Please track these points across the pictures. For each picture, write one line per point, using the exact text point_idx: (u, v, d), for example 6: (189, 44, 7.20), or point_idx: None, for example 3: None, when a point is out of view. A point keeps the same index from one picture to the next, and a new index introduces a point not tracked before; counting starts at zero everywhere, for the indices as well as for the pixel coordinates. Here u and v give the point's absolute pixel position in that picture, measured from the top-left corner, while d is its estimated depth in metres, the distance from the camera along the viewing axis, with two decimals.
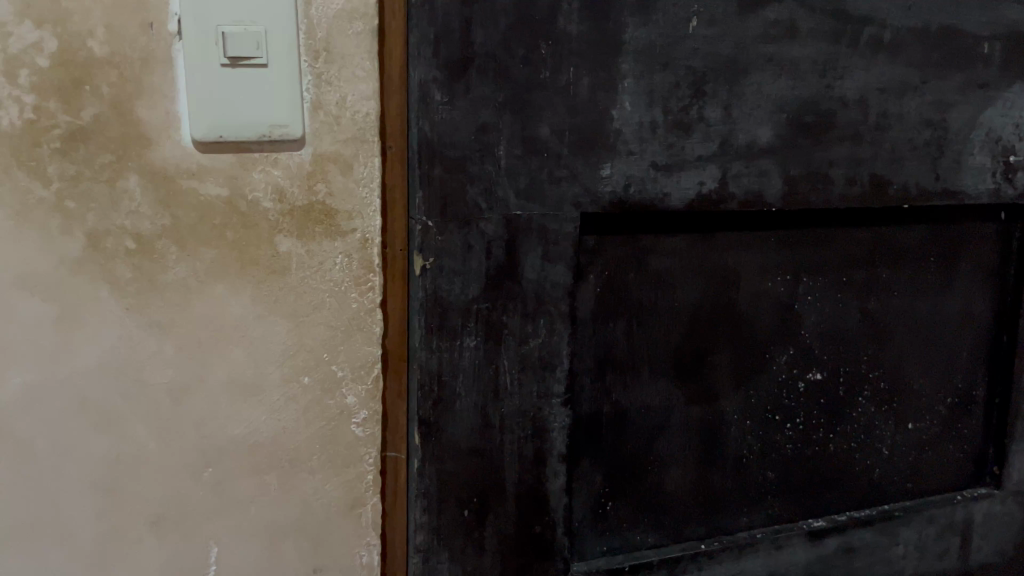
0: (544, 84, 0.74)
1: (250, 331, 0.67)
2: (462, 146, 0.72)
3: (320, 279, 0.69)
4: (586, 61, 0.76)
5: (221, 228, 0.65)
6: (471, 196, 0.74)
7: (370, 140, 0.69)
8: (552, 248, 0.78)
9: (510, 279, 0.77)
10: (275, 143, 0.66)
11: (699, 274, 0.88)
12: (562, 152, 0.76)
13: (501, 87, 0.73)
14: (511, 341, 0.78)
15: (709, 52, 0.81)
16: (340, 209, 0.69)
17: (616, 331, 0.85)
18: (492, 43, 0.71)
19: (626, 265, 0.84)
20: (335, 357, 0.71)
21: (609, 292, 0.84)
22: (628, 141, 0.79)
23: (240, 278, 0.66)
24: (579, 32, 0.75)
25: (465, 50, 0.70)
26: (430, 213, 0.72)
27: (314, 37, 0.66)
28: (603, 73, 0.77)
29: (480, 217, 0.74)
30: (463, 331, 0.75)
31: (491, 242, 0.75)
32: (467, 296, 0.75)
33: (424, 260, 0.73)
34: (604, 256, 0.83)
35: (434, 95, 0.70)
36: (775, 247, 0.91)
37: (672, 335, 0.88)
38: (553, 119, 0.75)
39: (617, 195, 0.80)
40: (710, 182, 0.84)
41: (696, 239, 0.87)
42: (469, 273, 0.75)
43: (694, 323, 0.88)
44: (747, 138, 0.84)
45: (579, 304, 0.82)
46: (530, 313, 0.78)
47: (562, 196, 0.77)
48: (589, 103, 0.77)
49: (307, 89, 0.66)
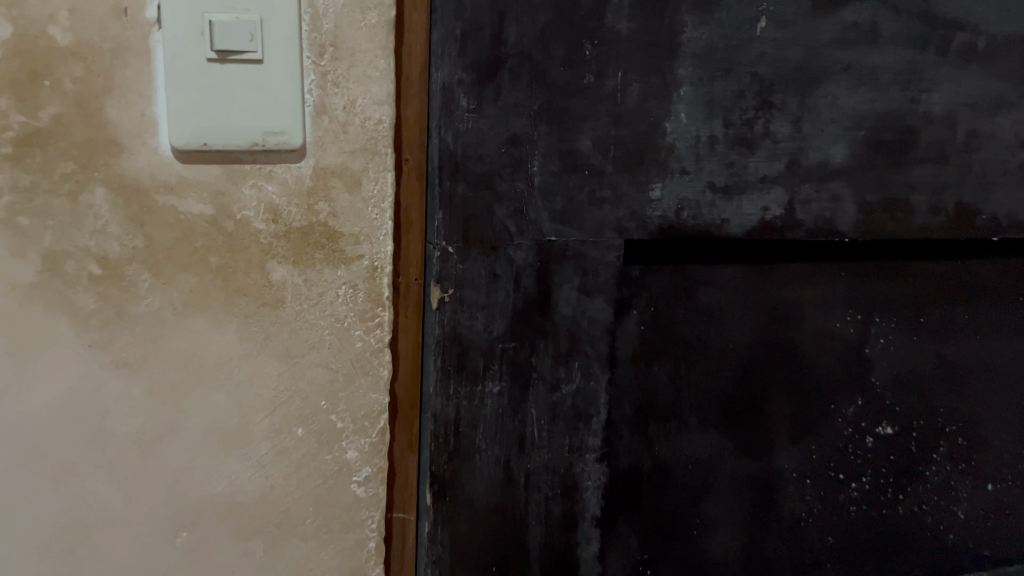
0: (586, 89, 0.65)
1: (235, 372, 0.57)
2: (489, 160, 0.63)
3: (319, 314, 0.58)
4: (636, 64, 0.66)
5: (203, 251, 0.55)
6: (499, 218, 0.64)
7: (383, 152, 0.59)
8: (590, 279, 0.68)
9: (541, 314, 0.67)
10: (269, 153, 0.56)
11: (759, 311, 0.76)
12: (606, 170, 0.66)
13: (536, 93, 0.63)
14: (541, 386, 0.67)
15: (777, 57, 0.70)
16: (345, 233, 0.58)
17: (660, 373, 0.73)
18: (529, 42, 0.62)
19: (674, 298, 0.72)
20: (335, 406, 0.60)
21: (654, 330, 0.72)
22: (683, 158, 0.69)
23: (224, 310, 0.56)
24: (630, 31, 0.65)
25: (496, 49, 0.61)
26: (451, 237, 0.63)
27: (319, 29, 0.55)
28: (654, 79, 0.67)
29: (508, 242, 0.64)
30: (485, 374, 0.65)
31: (520, 271, 0.65)
32: (491, 334, 0.65)
33: (443, 292, 0.63)
34: (649, 287, 0.71)
35: (460, 101, 0.61)
36: (844, 281, 0.79)
37: (726, 382, 0.76)
38: (596, 130, 0.66)
39: (668, 220, 0.69)
40: (775, 208, 0.73)
41: (756, 270, 0.75)
42: (494, 307, 0.65)
43: (751, 369, 0.77)
44: (820, 157, 0.73)
45: (619, 344, 0.70)
46: (563, 354, 0.68)
47: (603, 220, 0.67)
48: (637, 114, 0.67)
49: (311, 90, 0.56)
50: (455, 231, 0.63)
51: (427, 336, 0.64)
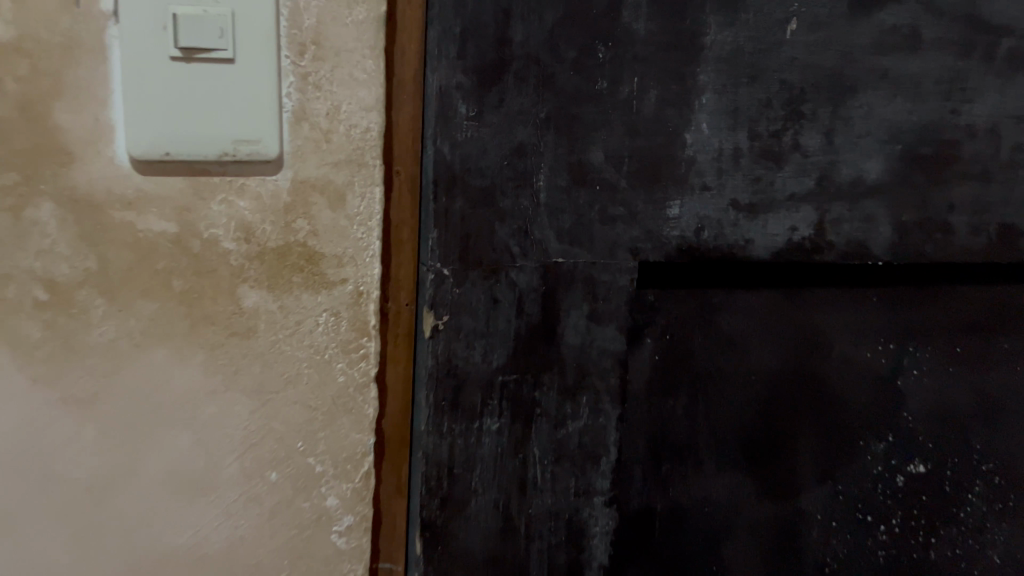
0: (598, 96, 0.58)
1: (201, 411, 0.51)
2: (491, 173, 0.56)
3: (296, 344, 0.52)
4: (654, 69, 0.59)
5: (165, 274, 0.49)
6: (500, 237, 0.57)
7: (370, 164, 0.52)
8: (601, 305, 0.61)
9: (545, 343, 0.60)
10: (241, 164, 0.49)
11: (784, 339, 0.69)
12: (619, 185, 0.60)
13: (544, 99, 0.57)
14: (545, 423, 0.61)
15: (809, 63, 0.63)
16: (326, 254, 0.52)
17: (676, 406, 0.67)
18: (536, 42, 0.56)
19: (692, 326, 0.66)
20: (314, 447, 0.54)
21: (670, 360, 0.66)
22: (704, 172, 0.62)
23: (188, 341, 0.50)
24: (648, 32, 0.58)
25: (500, 49, 0.55)
26: (447, 259, 0.56)
27: (299, 26, 0.49)
28: (674, 86, 0.60)
29: (510, 264, 0.58)
30: (482, 410, 0.59)
31: (524, 296, 0.59)
32: (490, 365, 0.59)
33: (437, 320, 0.57)
34: (664, 314, 0.65)
35: (458, 107, 0.55)
36: (877, 307, 0.72)
37: (746, 416, 0.70)
38: (608, 142, 0.59)
39: (686, 240, 0.63)
40: (803, 228, 0.66)
41: (782, 297, 0.69)
42: (494, 336, 0.58)
43: (773, 402, 0.70)
44: (853, 173, 0.67)
45: (631, 376, 0.65)
46: (569, 388, 0.61)
47: (615, 240, 0.61)
48: (654, 124, 0.60)
49: (289, 93, 0.50)
50: (452, 252, 0.56)
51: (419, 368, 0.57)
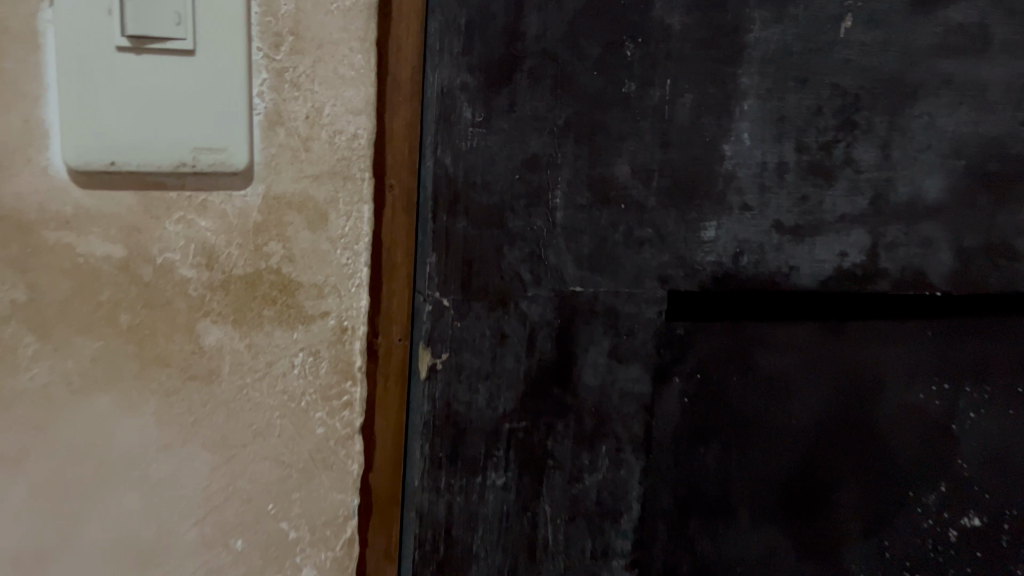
0: (625, 100, 0.51)
1: (153, 468, 0.43)
2: (499, 190, 0.49)
3: (268, 390, 0.44)
4: (690, 70, 0.51)
5: (110, 306, 0.41)
6: (509, 263, 0.50)
7: (357, 177, 0.44)
8: (624, 341, 0.54)
9: (560, 386, 0.53)
10: (202, 177, 0.41)
11: (826, 379, 0.61)
12: (648, 203, 0.52)
13: (562, 103, 0.50)
14: (558, 475, 0.54)
15: (864, 66, 0.55)
16: (304, 283, 0.44)
17: (707, 456, 0.59)
18: (554, 36, 0.49)
19: (727, 365, 0.59)
20: (287, 510, 0.46)
21: (705, 404, 0.58)
22: (744, 189, 0.54)
23: (138, 386, 0.42)
24: (683, 28, 0.51)
25: (510, 45, 0.48)
26: (447, 288, 0.49)
27: (275, 12, 0.41)
28: (711, 90, 0.52)
29: (521, 293, 0.51)
30: (485, 463, 0.52)
31: (535, 331, 0.51)
32: (496, 412, 0.51)
33: (435, 357, 0.50)
34: (697, 350, 0.58)
35: (462, 110, 0.48)
36: (928, 340, 0.63)
37: (784, 463, 0.61)
38: (636, 154, 0.52)
39: (722, 266, 0.55)
40: (854, 254, 0.57)
41: (825, 332, 0.60)
42: (501, 377, 0.51)
43: (815, 448, 0.61)
44: (910, 191, 0.57)
45: (657, 421, 0.57)
46: (586, 436, 0.54)
47: (642, 266, 0.53)
48: (689, 133, 0.52)
49: (261, 92, 0.42)
50: (453, 280, 0.49)
51: (413, 411, 0.50)
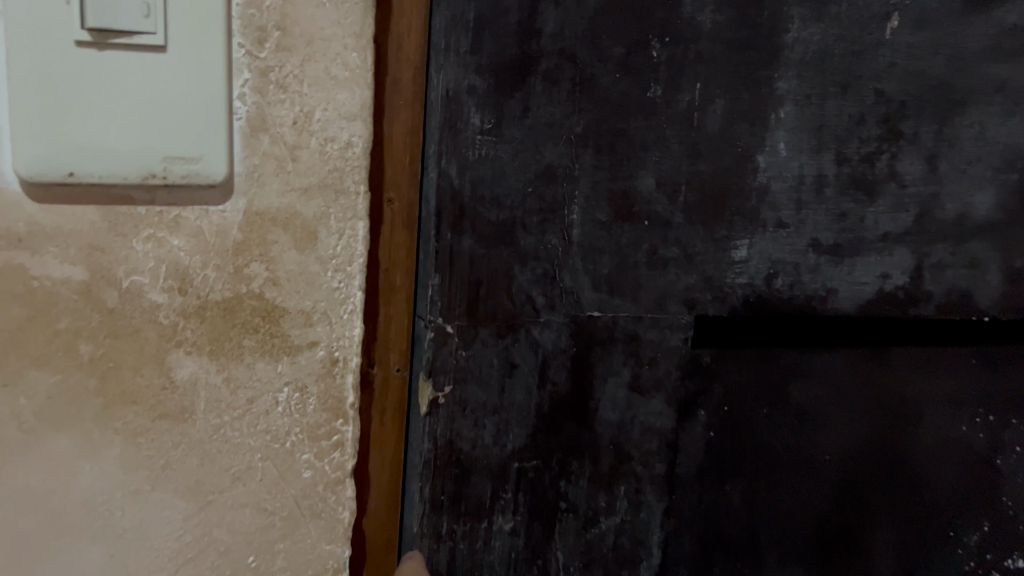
0: (649, 105, 0.47)
1: (118, 517, 0.38)
2: (509, 203, 0.48)
3: (249, 429, 0.39)
4: (721, 72, 0.47)
5: (68, 336, 0.36)
6: (522, 284, 0.49)
7: (351, 191, 0.40)
8: (645, 371, 0.51)
9: (576, 422, 0.51)
10: (175, 190, 0.36)
11: (864, 411, 0.52)
12: (673, 220, 0.49)
13: (581, 109, 0.47)
14: (572, 518, 0.52)
15: (911, 70, 0.47)
16: (290, 309, 0.39)
17: (731, 497, 0.52)
18: (573, 34, 0.46)
19: (754, 397, 0.52)
20: (270, 563, 0.41)
21: (726, 438, 0.52)
22: (779, 205, 0.49)
23: (101, 426, 0.37)
24: (714, 25, 0.46)
25: (526, 43, 0.46)
26: (450, 313, 0.50)
27: (259, 3, 0.36)
28: (745, 95, 0.47)
29: (532, 317, 0.50)
30: (492, 503, 0.52)
31: (548, 360, 0.50)
32: (503, 450, 0.51)
33: (436, 392, 0.50)
34: (721, 381, 0.51)
35: (469, 118, 0.47)
36: (984, 367, 0.52)
37: (810, 509, 0.53)
38: (661, 163, 0.48)
39: (754, 291, 0.49)
40: (895, 275, 0.50)
41: (864, 357, 0.51)
42: (510, 413, 0.51)
43: (847, 493, 0.53)
44: (959, 210, 0.49)
45: (681, 458, 0.52)
46: (604, 477, 0.52)
47: (666, 289, 0.49)
48: (720, 143, 0.48)
49: (243, 94, 0.37)
50: (458, 303, 0.50)
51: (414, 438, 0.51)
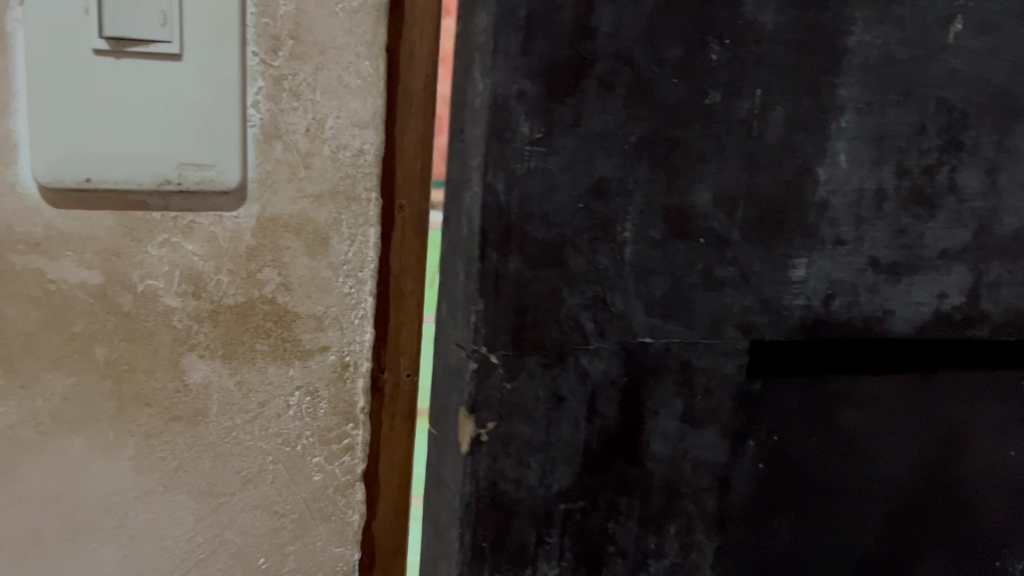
0: (710, 114, 0.44)
1: (131, 519, 0.38)
2: (558, 221, 0.42)
3: (260, 432, 0.40)
4: (782, 77, 0.45)
5: (84, 339, 0.37)
6: (569, 307, 0.43)
7: (362, 198, 0.40)
8: (699, 402, 0.48)
9: (625, 459, 0.47)
10: (188, 196, 0.37)
11: (919, 431, 0.58)
12: (731, 237, 0.46)
13: (635, 116, 0.42)
14: (620, 563, 0.48)
15: (971, 75, 0.50)
16: (301, 314, 0.40)
17: (781, 528, 0.55)
18: (630, 35, 0.41)
19: (808, 420, 0.54)
20: (280, 565, 0.41)
21: (779, 468, 0.54)
22: (838, 222, 0.49)
23: (115, 427, 0.38)
24: (776, 27, 0.44)
25: (579, 42, 0.40)
26: (495, 340, 0.42)
27: (273, 13, 0.37)
28: (806, 101, 0.46)
29: (582, 345, 0.44)
30: (537, 552, 0.46)
31: (598, 391, 0.45)
32: (550, 490, 0.45)
33: (480, 429, 0.43)
34: (775, 410, 0.53)
35: (519, 123, 0.40)
36: (1002, 393, 0.60)
37: (863, 533, 0.58)
38: (719, 178, 0.45)
39: (813, 312, 0.49)
40: (953, 295, 0.53)
41: (913, 381, 0.57)
42: (556, 449, 0.45)
43: (897, 514, 0.58)
44: (1014, 224, 0.54)
45: (733, 489, 0.52)
46: (653, 518, 0.48)
47: (722, 312, 0.47)
48: (780, 153, 0.46)
49: (256, 102, 0.37)
50: (503, 331, 0.42)
51: (447, 480, 0.45)
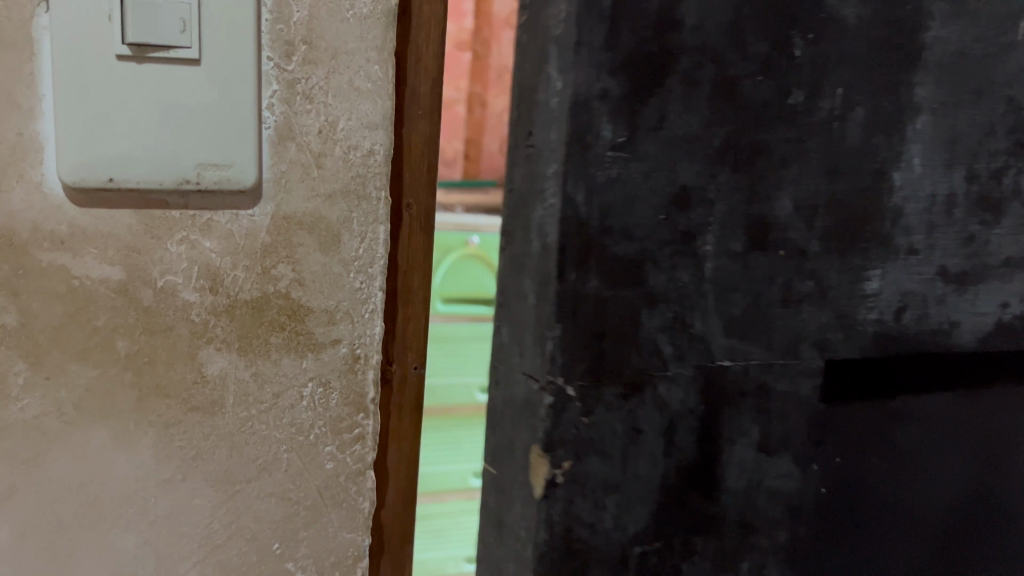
0: (799, 115, 0.40)
1: (151, 506, 0.40)
2: (640, 234, 0.38)
3: (274, 422, 0.41)
4: (863, 76, 0.42)
5: (107, 333, 0.38)
6: (649, 328, 0.39)
7: (372, 197, 0.42)
8: (773, 430, 0.45)
9: (700, 493, 0.43)
10: (206, 196, 0.38)
11: (963, 443, 0.53)
12: (810, 249, 0.42)
13: (720, 114, 0.38)
14: None
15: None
16: (314, 308, 0.41)
17: (837, 565, 0.49)
18: (715, 28, 0.37)
19: (869, 445, 0.49)
20: (294, 550, 0.43)
21: (836, 498, 0.48)
22: (912, 230, 0.45)
23: (135, 418, 0.39)
24: (859, 20, 0.41)
25: (664, 37, 0.36)
26: (572, 371, 0.38)
27: (287, 19, 0.38)
28: (886, 102, 0.42)
29: (661, 372, 0.40)
30: None
31: (677, 421, 0.41)
32: (625, 533, 0.41)
33: (555, 471, 0.39)
34: (833, 433, 0.47)
35: (602, 127, 0.36)
36: None
37: (912, 561, 0.53)
38: (799, 182, 0.41)
39: (884, 325, 0.46)
40: (1015, 304, 0.50)
41: (960, 394, 0.52)
42: (631, 486, 0.41)
43: (946, 536, 0.54)
44: None
45: (788, 526, 0.47)
46: (727, 557, 0.45)
47: (800, 331, 0.43)
48: (860, 157, 0.42)
49: (271, 105, 0.39)
50: (580, 360, 0.38)
51: (515, 528, 0.41)
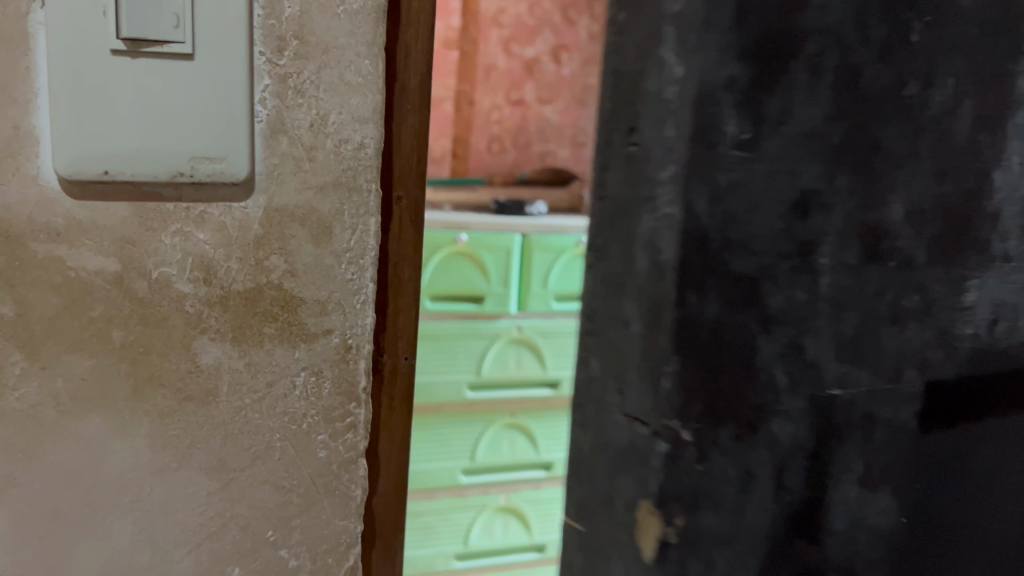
0: (907, 108, 0.36)
1: (146, 494, 0.41)
2: (759, 248, 0.37)
3: (268, 411, 0.42)
4: (974, 64, 0.36)
5: (102, 324, 0.39)
6: (767, 353, 0.37)
7: (364, 188, 0.42)
8: (875, 460, 0.39)
9: (809, 541, 0.39)
10: (200, 188, 0.39)
11: None
12: (917, 260, 0.37)
13: (842, 111, 0.35)
14: None
15: None
16: (307, 299, 0.42)
17: None
18: (843, 11, 0.34)
19: (954, 470, 0.40)
20: (287, 537, 0.44)
21: (923, 534, 0.40)
22: (1009, 234, 0.38)
23: (131, 408, 0.40)
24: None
25: (787, 17, 0.34)
26: (687, 413, 0.39)
27: (278, 15, 0.39)
28: (993, 92, 0.36)
29: (771, 404, 0.38)
30: None
31: (785, 462, 0.38)
32: None
33: (670, 526, 0.40)
34: (912, 454, 0.39)
35: (725, 124, 0.36)
36: None
37: None
38: (912, 188, 0.37)
39: (980, 344, 0.39)
40: None
41: None
42: (739, 538, 0.39)
43: None
44: None
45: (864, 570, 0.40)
46: None
47: (905, 351, 0.38)
48: (964, 156, 0.37)
49: (263, 99, 0.39)
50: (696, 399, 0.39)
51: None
